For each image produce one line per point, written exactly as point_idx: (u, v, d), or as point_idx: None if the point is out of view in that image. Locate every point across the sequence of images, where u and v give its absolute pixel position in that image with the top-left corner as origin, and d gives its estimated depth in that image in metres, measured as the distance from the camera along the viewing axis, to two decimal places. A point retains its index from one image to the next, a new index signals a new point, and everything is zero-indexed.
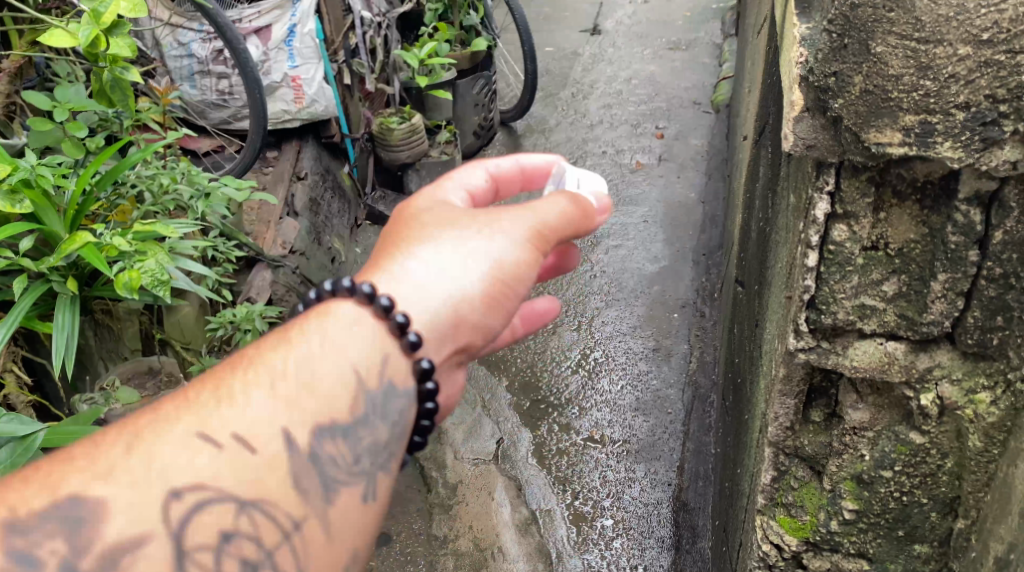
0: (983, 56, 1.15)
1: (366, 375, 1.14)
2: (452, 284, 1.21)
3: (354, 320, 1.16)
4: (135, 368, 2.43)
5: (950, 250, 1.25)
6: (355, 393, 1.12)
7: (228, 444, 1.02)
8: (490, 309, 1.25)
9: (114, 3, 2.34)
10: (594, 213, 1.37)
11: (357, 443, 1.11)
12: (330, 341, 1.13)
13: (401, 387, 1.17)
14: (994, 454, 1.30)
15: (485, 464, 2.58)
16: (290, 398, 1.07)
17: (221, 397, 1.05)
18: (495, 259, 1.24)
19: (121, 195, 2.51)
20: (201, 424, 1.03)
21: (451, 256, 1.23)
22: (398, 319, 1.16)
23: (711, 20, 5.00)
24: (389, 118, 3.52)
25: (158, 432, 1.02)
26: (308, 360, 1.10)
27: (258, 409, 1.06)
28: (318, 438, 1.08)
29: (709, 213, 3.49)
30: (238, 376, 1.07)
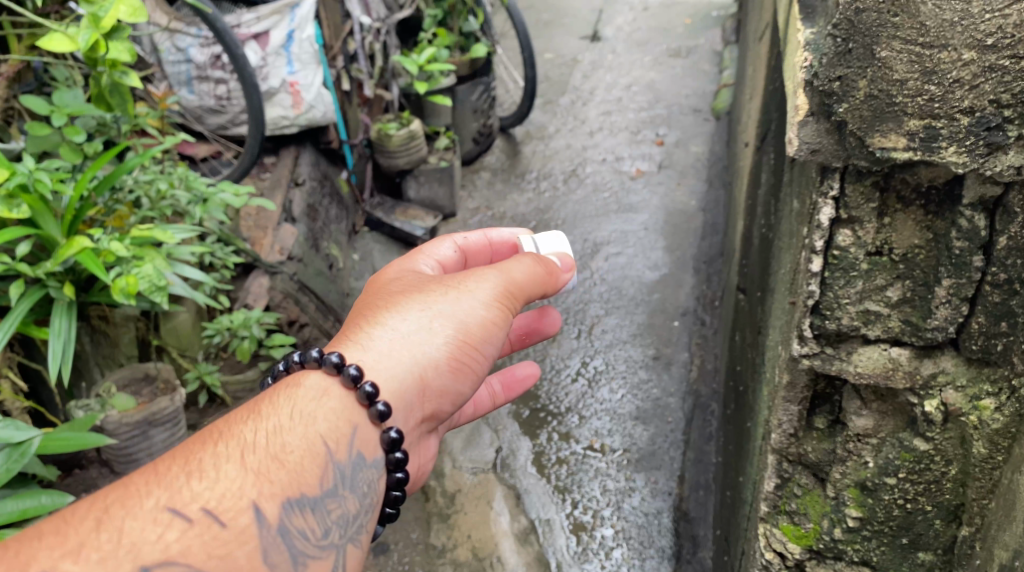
0: (987, 61, 1.15)
1: (334, 445, 1.25)
2: (416, 348, 1.34)
3: (321, 393, 1.28)
4: (131, 375, 2.37)
5: (954, 255, 1.26)
6: (322, 464, 1.23)
7: (199, 519, 1.12)
8: (455, 372, 1.38)
9: (113, 8, 2.32)
10: (559, 271, 1.51)
11: (325, 512, 1.22)
12: (300, 415, 1.25)
13: (369, 451, 1.29)
14: (998, 461, 1.30)
15: (485, 474, 2.60)
16: (259, 470, 1.18)
17: (193, 471, 1.16)
18: (458, 323, 1.37)
19: (119, 200, 2.50)
20: (172, 498, 1.12)
21: (417, 322, 1.36)
22: (364, 389, 1.27)
23: (711, 27, 5.00)
24: (387, 124, 3.50)
25: (132, 504, 1.11)
26: (278, 433, 1.22)
27: (227, 482, 1.16)
28: (286, 510, 1.18)
29: (709, 221, 3.49)
30: (209, 452, 1.18)
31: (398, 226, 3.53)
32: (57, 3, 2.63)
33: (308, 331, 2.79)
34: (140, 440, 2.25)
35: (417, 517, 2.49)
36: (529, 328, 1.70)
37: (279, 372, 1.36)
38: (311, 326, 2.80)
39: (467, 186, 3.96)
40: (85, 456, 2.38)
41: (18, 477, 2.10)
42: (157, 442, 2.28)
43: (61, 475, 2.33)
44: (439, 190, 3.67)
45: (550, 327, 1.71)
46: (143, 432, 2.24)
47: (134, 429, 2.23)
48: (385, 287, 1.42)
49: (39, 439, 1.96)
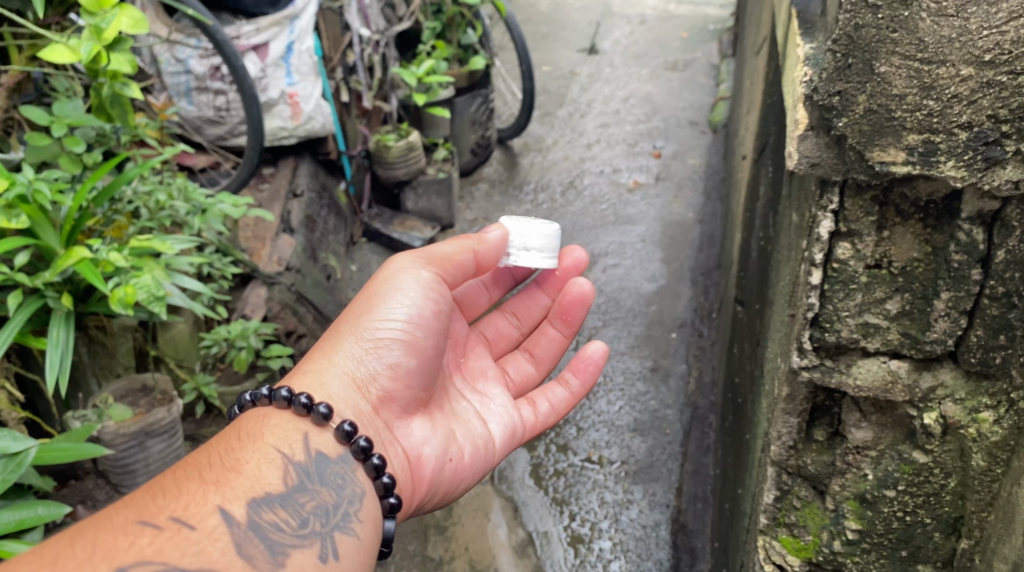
0: (985, 77, 1.16)
1: (286, 450, 1.39)
2: (339, 351, 1.52)
3: (262, 417, 1.44)
4: (128, 386, 2.37)
5: (953, 269, 1.27)
6: (280, 466, 1.37)
7: (168, 524, 1.23)
8: (387, 356, 1.52)
9: (115, 19, 2.33)
10: (483, 236, 1.66)
11: (296, 504, 1.34)
12: (248, 435, 1.40)
13: (329, 447, 1.43)
14: (997, 473, 1.31)
15: (483, 485, 2.61)
16: (217, 480, 1.31)
17: (156, 490, 1.27)
18: (377, 316, 1.53)
19: (118, 211, 2.51)
20: (139, 513, 1.23)
21: (335, 335, 1.54)
22: (296, 399, 1.43)
23: (708, 41, 5.03)
24: (386, 135, 3.51)
25: (102, 522, 1.22)
26: (231, 451, 1.36)
27: (191, 493, 1.28)
28: (253, 508, 1.30)
29: (706, 232, 3.50)
30: (169, 475, 1.31)
31: (396, 237, 3.56)
32: (58, 14, 2.63)
33: (307, 342, 2.80)
34: (136, 451, 2.24)
35: (414, 529, 2.48)
36: (571, 305, 1.83)
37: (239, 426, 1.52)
38: (308, 336, 2.81)
39: (465, 197, 3.96)
40: (80, 467, 2.38)
41: (14, 488, 2.09)
42: (154, 453, 2.28)
43: (56, 485, 2.32)
44: (437, 201, 3.68)
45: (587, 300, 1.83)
46: (139, 443, 2.23)
47: (131, 439, 2.23)
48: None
49: (36, 449, 1.96)
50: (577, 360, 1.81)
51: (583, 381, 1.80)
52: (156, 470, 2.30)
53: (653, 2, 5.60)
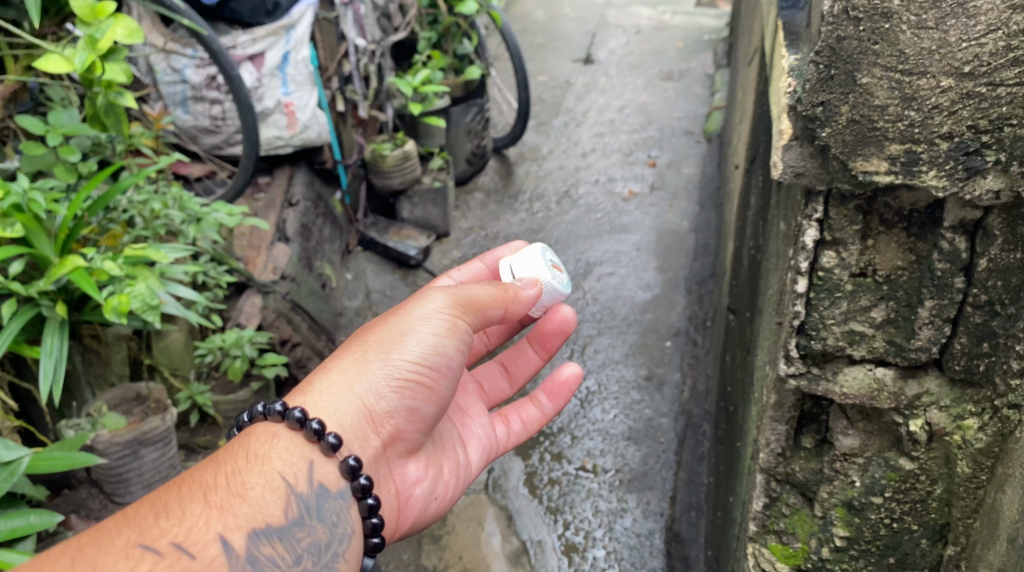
0: (965, 88, 1.18)
1: (291, 480, 1.39)
2: (360, 379, 1.49)
3: (273, 436, 1.43)
4: (122, 395, 2.37)
5: (937, 277, 1.29)
6: (283, 496, 1.37)
7: (169, 552, 1.24)
8: (406, 396, 1.50)
9: (110, 29, 2.36)
10: (518, 289, 1.62)
11: (293, 539, 1.35)
12: (255, 457, 1.40)
13: (332, 481, 1.43)
14: (982, 480, 1.33)
15: (477, 494, 2.61)
16: (222, 506, 1.31)
17: (159, 511, 1.28)
18: (404, 353, 1.50)
19: (113, 220, 2.53)
20: (142, 535, 1.25)
21: (359, 359, 1.50)
22: (312, 425, 1.42)
23: (703, 51, 5.06)
24: (381, 145, 3.53)
25: (104, 542, 1.23)
26: (238, 473, 1.36)
27: (194, 518, 1.28)
28: (253, 540, 1.31)
29: (700, 241, 3.51)
30: (174, 493, 1.31)
31: (391, 246, 3.54)
32: (54, 24, 2.65)
33: (301, 351, 2.82)
34: (130, 460, 2.24)
35: (407, 538, 2.48)
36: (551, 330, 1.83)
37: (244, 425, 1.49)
38: (303, 345, 2.83)
39: (461, 206, 3.98)
40: (74, 476, 2.38)
41: (7, 497, 2.10)
42: (148, 462, 2.27)
43: (50, 495, 2.33)
44: (432, 210, 3.69)
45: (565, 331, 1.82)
46: (133, 452, 2.24)
47: (125, 448, 2.23)
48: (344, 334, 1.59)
49: (29, 458, 1.97)
50: (555, 383, 1.80)
51: (557, 404, 1.81)
52: (151, 479, 2.31)
53: (648, 12, 5.64)
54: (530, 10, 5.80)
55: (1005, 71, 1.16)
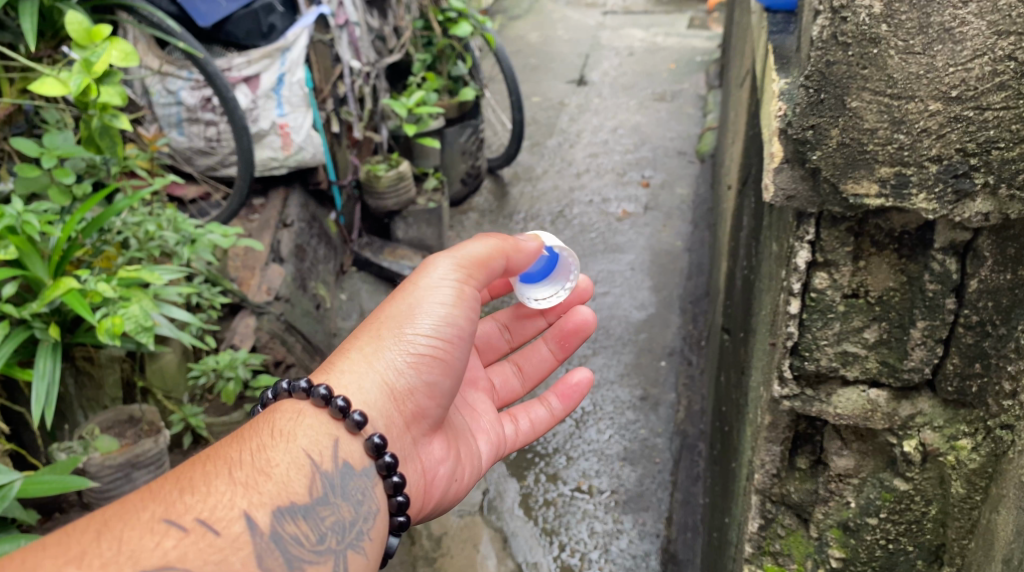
0: (952, 112, 1.19)
1: (317, 457, 1.40)
2: (376, 354, 1.51)
3: (300, 413, 1.44)
4: (114, 417, 2.36)
5: (928, 298, 1.30)
6: (309, 474, 1.37)
7: (193, 527, 1.24)
8: (422, 370, 1.53)
9: (105, 53, 2.37)
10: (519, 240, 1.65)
11: (317, 517, 1.35)
12: (281, 433, 1.40)
13: (356, 460, 1.44)
14: (977, 501, 1.34)
15: (472, 516, 2.60)
16: (247, 483, 1.32)
17: (184, 487, 1.28)
18: (415, 326, 1.53)
19: (107, 241, 2.52)
20: (167, 511, 1.25)
21: (373, 334, 1.53)
22: (337, 403, 1.43)
23: (695, 72, 5.10)
24: (377, 165, 3.54)
25: (129, 516, 1.23)
26: (263, 450, 1.37)
27: (218, 495, 1.29)
28: (278, 517, 1.31)
29: (694, 261, 3.53)
30: (198, 469, 1.31)
31: (386, 266, 3.55)
32: (50, 47, 2.66)
33: (295, 372, 2.80)
34: (123, 483, 2.23)
35: (402, 561, 2.46)
36: (565, 335, 1.87)
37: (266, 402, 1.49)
38: (298, 366, 2.81)
39: (455, 227, 3.98)
40: (64, 500, 2.36)
41: None
42: (141, 484, 2.26)
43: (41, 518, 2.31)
44: (427, 230, 3.69)
45: (584, 330, 1.87)
46: (126, 474, 2.23)
47: (117, 471, 2.22)
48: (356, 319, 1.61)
49: (21, 481, 1.96)
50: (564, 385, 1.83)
51: (566, 406, 1.83)
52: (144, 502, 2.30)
53: (641, 34, 5.68)
54: (524, 32, 5.84)
55: (991, 95, 1.18)
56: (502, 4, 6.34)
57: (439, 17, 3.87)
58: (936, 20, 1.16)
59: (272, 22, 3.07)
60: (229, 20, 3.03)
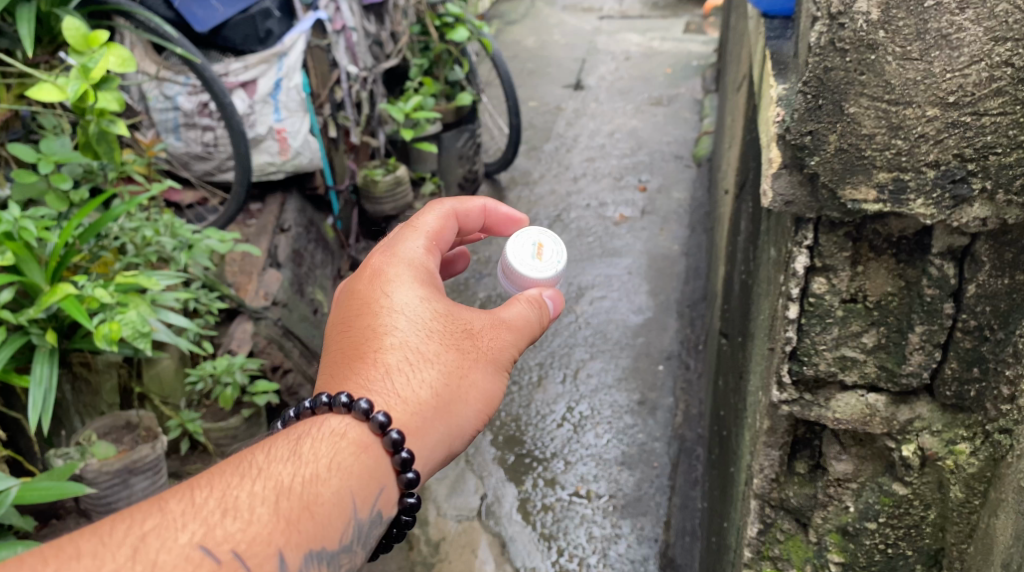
0: (950, 118, 1.19)
1: (360, 502, 1.29)
2: (448, 406, 1.39)
3: (361, 447, 1.31)
4: (112, 423, 2.36)
5: (926, 302, 1.30)
6: (346, 520, 1.27)
7: (227, 561, 1.17)
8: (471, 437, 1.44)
9: (103, 58, 2.38)
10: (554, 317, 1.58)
11: (336, 565, 1.27)
12: (336, 467, 1.29)
13: (388, 508, 1.33)
14: (975, 505, 1.34)
15: (469, 521, 2.60)
16: (289, 519, 1.22)
17: (227, 509, 1.20)
18: (485, 396, 1.43)
19: (104, 247, 2.53)
20: (205, 535, 1.17)
21: (449, 378, 1.39)
22: (403, 456, 1.32)
23: (692, 77, 5.10)
24: (374, 170, 3.55)
25: (168, 536, 1.16)
26: (315, 481, 1.26)
27: (259, 525, 1.20)
28: (306, 562, 1.23)
29: (691, 265, 3.53)
30: (245, 489, 1.22)
31: None
32: (47, 53, 2.67)
33: (293, 377, 2.79)
34: (120, 489, 2.23)
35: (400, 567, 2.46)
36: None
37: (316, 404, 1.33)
38: (295, 371, 2.81)
39: None
40: (61, 506, 2.35)
41: None
42: (138, 490, 2.26)
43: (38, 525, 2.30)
44: None
45: None
46: (123, 481, 2.22)
47: (114, 477, 2.22)
48: (417, 324, 1.42)
49: (17, 488, 1.96)
50: None
51: None
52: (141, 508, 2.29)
53: (637, 39, 5.69)
54: (521, 37, 5.85)
55: (989, 101, 1.18)
56: (499, 9, 6.35)
57: (436, 22, 3.88)
58: (934, 25, 1.16)
59: (269, 28, 3.07)
60: (226, 25, 3.03)
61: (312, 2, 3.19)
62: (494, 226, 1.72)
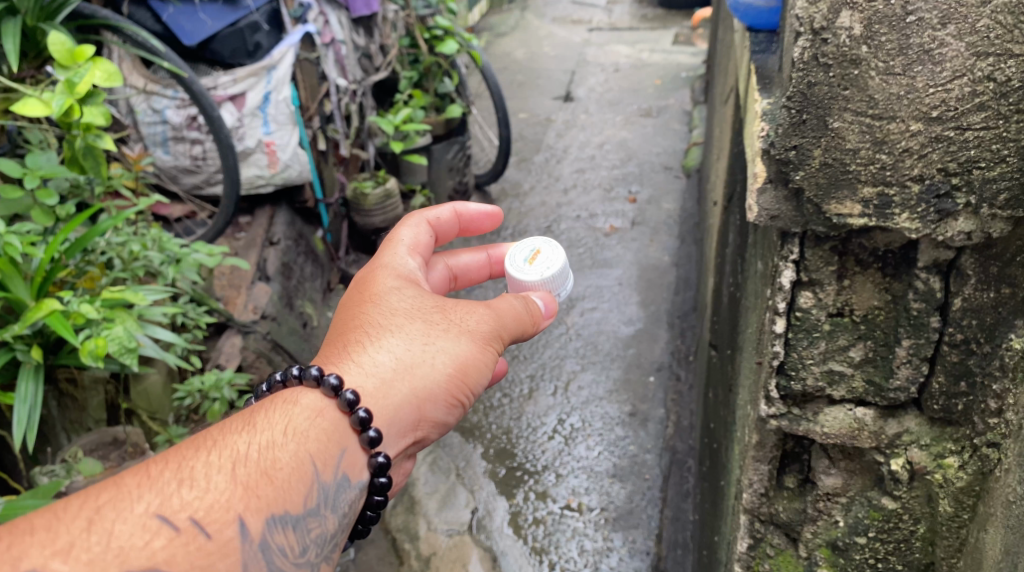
0: (933, 132, 1.19)
1: (321, 465, 1.28)
2: (413, 369, 1.38)
3: (318, 411, 1.31)
4: (99, 439, 2.35)
5: (912, 317, 1.30)
6: (309, 483, 1.26)
7: (186, 527, 1.14)
8: (446, 405, 1.42)
9: (88, 73, 2.36)
10: (539, 316, 1.55)
11: (304, 529, 1.25)
12: (293, 433, 1.28)
13: (355, 472, 1.32)
14: (964, 519, 1.34)
15: (461, 535, 2.53)
16: (247, 484, 1.20)
17: (183, 479, 1.18)
18: (454, 357, 1.41)
19: (91, 262, 2.51)
20: (161, 505, 1.14)
21: (416, 347, 1.39)
22: (360, 414, 1.31)
23: (681, 88, 5.12)
24: (364, 183, 3.54)
25: (123, 507, 1.13)
26: (271, 447, 1.25)
27: (217, 492, 1.18)
28: (270, 526, 1.21)
29: (681, 276, 3.53)
30: (201, 460, 1.20)
31: None
32: (33, 68, 2.66)
33: None
34: None
35: None
36: None
37: (273, 385, 1.37)
38: None
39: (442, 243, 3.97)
40: None
41: None
42: None
43: None
44: None
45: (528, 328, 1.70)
46: None
47: None
48: (385, 304, 1.44)
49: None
50: None
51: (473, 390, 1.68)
52: None
53: (626, 51, 5.71)
54: (510, 49, 5.86)
55: (972, 115, 1.18)
56: (488, 22, 6.37)
57: (425, 34, 3.88)
58: (916, 41, 1.17)
59: (258, 41, 3.08)
60: (215, 39, 3.03)
61: (301, 15, 3.18)
62: (470, 225, 1.70)
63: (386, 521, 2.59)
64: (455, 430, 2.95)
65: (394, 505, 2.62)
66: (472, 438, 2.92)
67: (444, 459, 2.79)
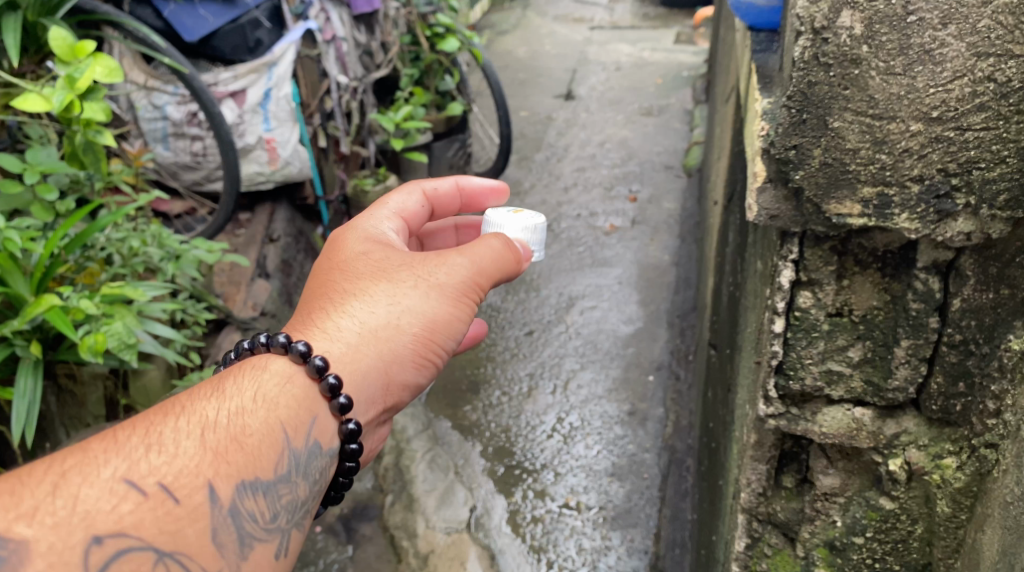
0: (934, 132, 1.19)
1: (292, 432, 1.29)
2: (378, 332, 1.39)
3: (285, 378, 1.31)
4: (98, 436, 2.35)
5: (912, 317, 1.30)
6: (280, 449, 1.27)
7: (154, 492, 1.14)
8: (418, 366, 1.43)
9: (89, 69, 2.36)
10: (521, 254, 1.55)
11: (276, 494, 1.26)
12: (263, 400, 1.28)
13: (326, 440, 1.33)
14: (962, 520, 1.34)
15: (458, 533, 2.53)
16: (216, 450, 1.21)
17: (151, 444, 1.18)
18: (421, 317, 1.41)
19: (90, 257, 2.51)
20: (129, 470, 1.15)
21: (382, 312, 1.40)
22: (333, 391, 1.32)
23: (682, 87, 5.12)
24: (364, 180, 3.53)
25: (90, 471, 1.13)
26: (240, 413, 1.25)
27: (185, 458, 1.18)
28: (239, 492, 1.21)
29: (681, 275, 3.54)
30: (170, 425, 1.20)
31: None
32: (33, 63, 2.67)
33: None
34: None
35: None
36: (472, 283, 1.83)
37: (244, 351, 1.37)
38: None
39: None
40: None
41: None
42: None
43: None
44: None
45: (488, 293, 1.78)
46: None
47: None
48: (353, 270, 1.44)
49: None
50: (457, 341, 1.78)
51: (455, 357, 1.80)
52: None
53: (628, 49, 5.71)
54: (512, 47, 5.86)
55: (972, 116, 1.18)
56: (489, 20, 6.37)
57: (426, 32, 3.88)
58: (917, 41, 1.16)
59: (258, 37, 3.08)
60: (216, 35, 3.02)
61: (302, 12, 3.19)
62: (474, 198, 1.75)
63: (384, 519, 2.60)
64: (454, 428, 2.95)
65: (393, 502, 2.61)
66: (470, 436, 2.92)
67: (443, 457, 2.79)
